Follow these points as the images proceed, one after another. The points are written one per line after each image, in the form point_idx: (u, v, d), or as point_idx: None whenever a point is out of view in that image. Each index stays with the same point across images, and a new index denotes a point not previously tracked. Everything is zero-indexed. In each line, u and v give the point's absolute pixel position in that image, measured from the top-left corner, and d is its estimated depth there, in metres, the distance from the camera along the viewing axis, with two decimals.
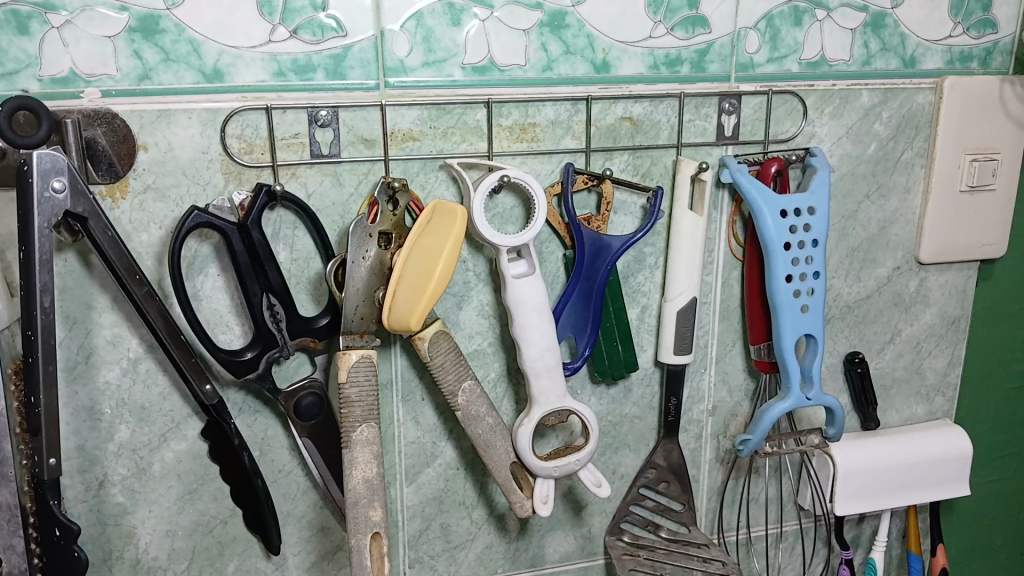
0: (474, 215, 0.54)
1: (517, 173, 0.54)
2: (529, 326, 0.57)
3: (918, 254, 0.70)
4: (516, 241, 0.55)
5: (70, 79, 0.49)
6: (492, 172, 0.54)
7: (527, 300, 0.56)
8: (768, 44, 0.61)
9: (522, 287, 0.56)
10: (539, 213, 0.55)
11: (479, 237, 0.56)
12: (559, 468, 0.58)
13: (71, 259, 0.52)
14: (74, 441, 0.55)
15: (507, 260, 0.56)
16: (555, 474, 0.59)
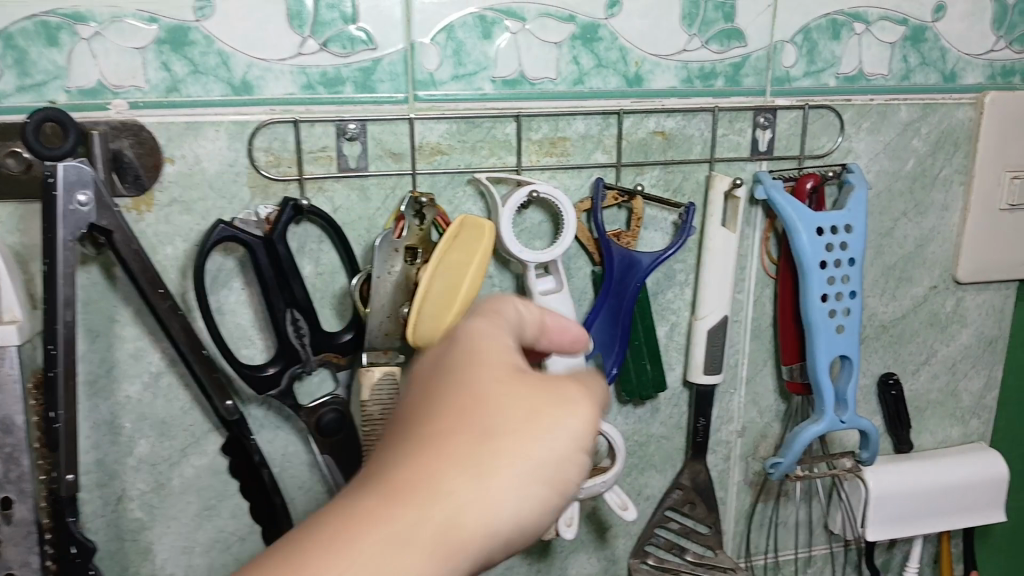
0: (501, 232, 0.53)
1: (546, 188, 0.53)
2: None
3: (955, 273, 0.68)
4: (544, 257, 0.54)
5: (97, 90, 0.49)
6: (520, 188, 0.53)
7: (556, 316, 0.55)
8: (805, 58, 0.60)
9: (552, 303, 0.55)
10: (568, 229, 0.54)
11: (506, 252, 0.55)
12: (584, 490, 0.57)
13: (94, 272, 0.51)
14: (94, 455, 0.55)
15: (534, 278, 0.55)
16: (580, 497, 0.57)
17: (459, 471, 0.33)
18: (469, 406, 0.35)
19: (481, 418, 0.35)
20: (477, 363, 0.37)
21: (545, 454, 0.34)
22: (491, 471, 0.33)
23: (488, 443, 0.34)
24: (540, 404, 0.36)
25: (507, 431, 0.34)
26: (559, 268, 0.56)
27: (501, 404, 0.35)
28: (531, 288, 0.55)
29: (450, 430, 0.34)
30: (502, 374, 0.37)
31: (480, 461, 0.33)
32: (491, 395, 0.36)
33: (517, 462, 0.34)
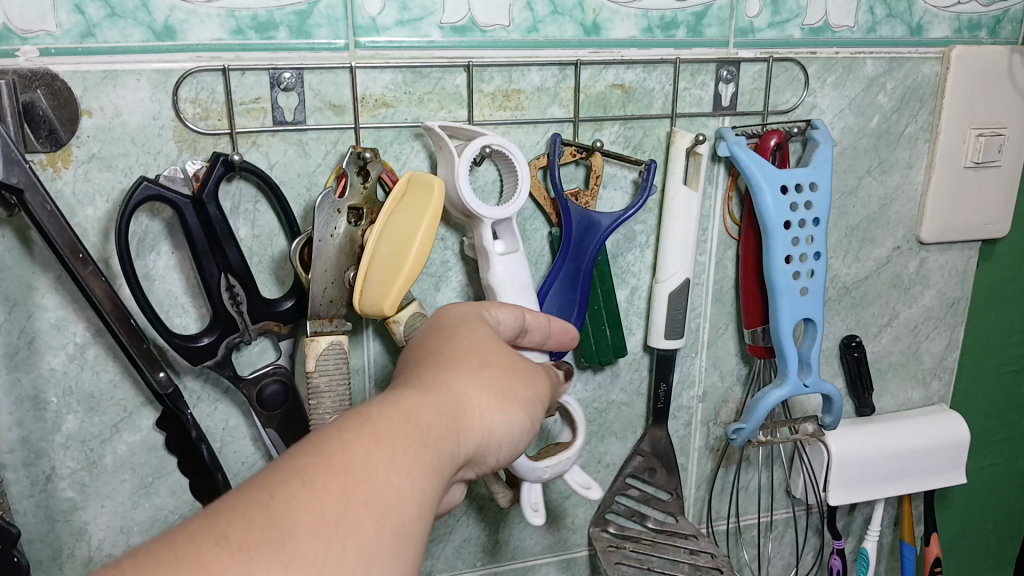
0: (461, 185, 0.49)
1: (500, 141, 0.50)
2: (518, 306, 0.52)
3: (919, 233, 0.67)
4: (503, 214, 0.51)
5: (3, 35, 0.44)
6: (477, 140, 0.50)
7: (513, 278, 0.52)
8: (769, 8, 0.57)
9: (509, 264, 0.52)
10: (524, 186, 0.51)
11: (460, 210, 0.51)
12: (549, 468, 0.53)
13: (9, 236, 0.47)
14: (18, 432, 0.51)
15: (491, 238, 0.51)
16: (546, 475, 0.53)
17: (448, 393, 0.38)
18: (463, 356, 0.41)
19: (472, 363, 0.40)
20: (467, 329, 0.43)
21: (519, 397, 0.41)
22: (474, 403, 0.39)
23: (474, 380, 0.39)
24: (518, 363, 0.42)
25: (489, 377, 0.40)
26: (514, 228, 0.52)
27: (485, 361, 0.41)
28: (488, 248, 0.52)
29: (445, 368, 0.39)
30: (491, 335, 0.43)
31: (466, 392, 0.39)
32: (479, 350, 0.41)
33: (498, 397, 0.40)
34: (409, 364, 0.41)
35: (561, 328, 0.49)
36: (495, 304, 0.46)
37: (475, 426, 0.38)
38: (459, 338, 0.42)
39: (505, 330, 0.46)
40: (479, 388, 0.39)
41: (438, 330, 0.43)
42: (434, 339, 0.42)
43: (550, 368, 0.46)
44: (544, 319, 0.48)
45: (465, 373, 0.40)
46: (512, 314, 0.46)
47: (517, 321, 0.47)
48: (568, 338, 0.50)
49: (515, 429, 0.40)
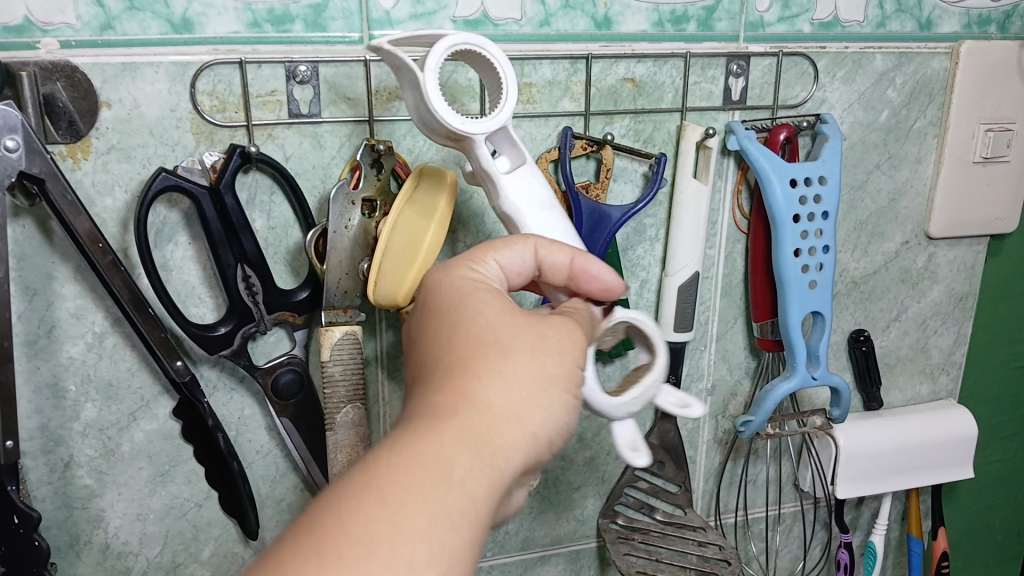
0: (431, 99, 0.41)
1: (467, 39, 0.42)
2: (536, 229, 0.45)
3: (927, 228, 0.67)
4: (492, 123, 0.43)
5: (24, 28, 0.45)
6: (437, 42, 0.41)
7: (523, 198, 0.45)
8: (779, 2, 0.57)
9: (516, 182, 0.45)
10: (508, 81, 0.43)
11: (440, 130, 0.43)
12: (637, 400, 0.45)
13: (29, 225, 0.48)
14: (37, 420, 0.52)
15: (488, 155, 0.44)
16: (635, 409, 0.45)
17: (474, 398, 0.36)
18: (479, 347, 0.38)
19: (490, 352, 0.38)
20: (473, 305, 0.40)
21: (555, 380, 0.39)
22: (508, 397, 0.37)
23: (498, 371, 0.37)
24: (546, 340, 0.39)
25: (512, 376, 0.37)
26: (514, 135, 0.45)
27: (506, 343, 0.39)
28: (490, 168, 0.45)
29: (463, 366, 0.38)
30: (506, 308, 0.40)
31: (492, 387, 0.37)
32: (495, 331, 0.39)
33: (529, 384, 0.38)
34: (426, 362, 0.40)
35: (582, 265, 0.43)
36: (493, 246, 0.43)
37: (515, 423, 0.36)
38: (467, 321, 0.40)
39: (513, 275, 0.43)
40: (507, 391, 0.37)
41: (442, 309, 0.41)
42: (439, 326, 0.40)
43: (580, 318, 0.43)
44: (555, 250, 0.43)
45: (485, 366, 0.37)
46: (519, 254, 0.43)
47: (528, 260, 0.43)
48: (597, 276, 0.43)
49: (560, 412, 0.38)
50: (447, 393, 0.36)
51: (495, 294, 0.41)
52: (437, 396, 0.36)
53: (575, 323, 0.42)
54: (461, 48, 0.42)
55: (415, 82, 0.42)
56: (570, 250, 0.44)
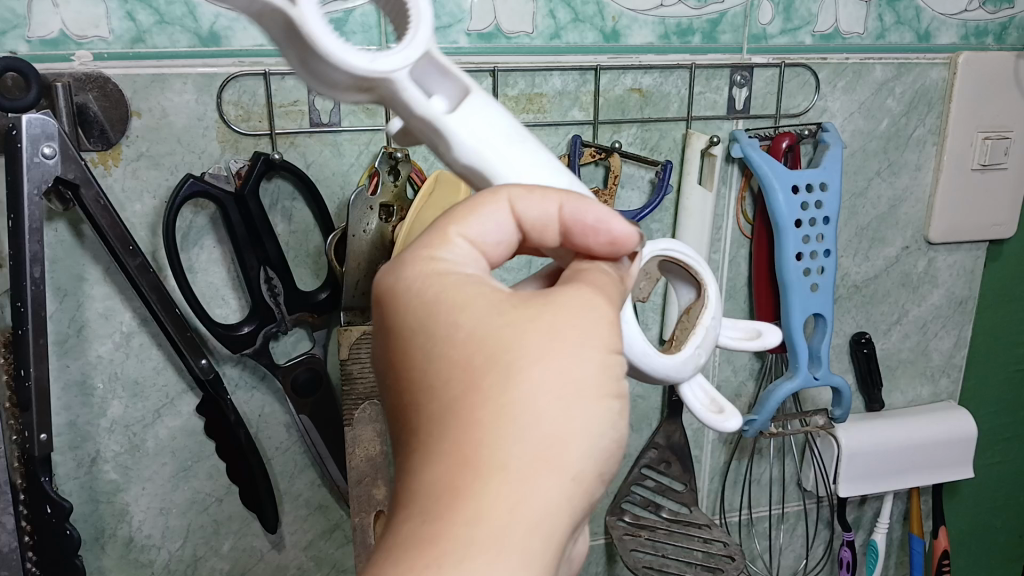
0: (319, 40, 0.27)
1: None
2: (512, 172, 0.34)
3: (927, 233, 0.69)
4: (416, 52, 0.30)
5: (60, 41, 0.47)
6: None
7: (483, 137, 0.33)
8: (781, 15, 0.59)
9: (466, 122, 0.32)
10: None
11: (346, 82, 0.30)
12: (701, 345, 0.40)
13: (62, 228, 0.50)
14: (66, 416, 0.54)
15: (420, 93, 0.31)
16: (700, 357, 0.40)
17: (480, 458, 0.28)
18: (466, 377, 0.30)
19: (484, 377, 0.29)
20: (450, 316, 0.31)
21: (583, 385, 0.29)
22: (529, 436, 0.28)
23: (502, 407, 0.29)
24: (556, 338, 0.30)
25: (522, 412, 0.29)
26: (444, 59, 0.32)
27: (502, 360, 0.29)
28: (430, 112, 0.32)
29: (456, 406, 0.29)
30: (496, 305, 0.31)
31: (499, 428, 0.28)
32: (483, 341, 0.30)
33: (549, 403, 0.29)
34: (416, 406, 0.31)
35: (578, 211, 0.32)
36: (457, 216, 0.33)
37: (546, 468, 0.28)
38: (447, 340, 0.31)
39: (493, 246, 0.33)
40: (522, 428, 0.28)
41: (417, 332, 0.32)
42: (417, 353, 0.31)
43: (603, 287, 0.32)
44: (538, 197, 0.32)
45: (483, 404, 0.29)
46: (495, 217, 0.33)
47: (507, 220, 0.33)
48: (598, 223, 0.33)
49: (601, 421, 0.30)
50: (446, 458, 0.28)
51: (479, 287, 0.32)
52: (435, 465, 0.29)
53: (596, 293, 0.31)
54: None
55: (282, 26, 0.28)
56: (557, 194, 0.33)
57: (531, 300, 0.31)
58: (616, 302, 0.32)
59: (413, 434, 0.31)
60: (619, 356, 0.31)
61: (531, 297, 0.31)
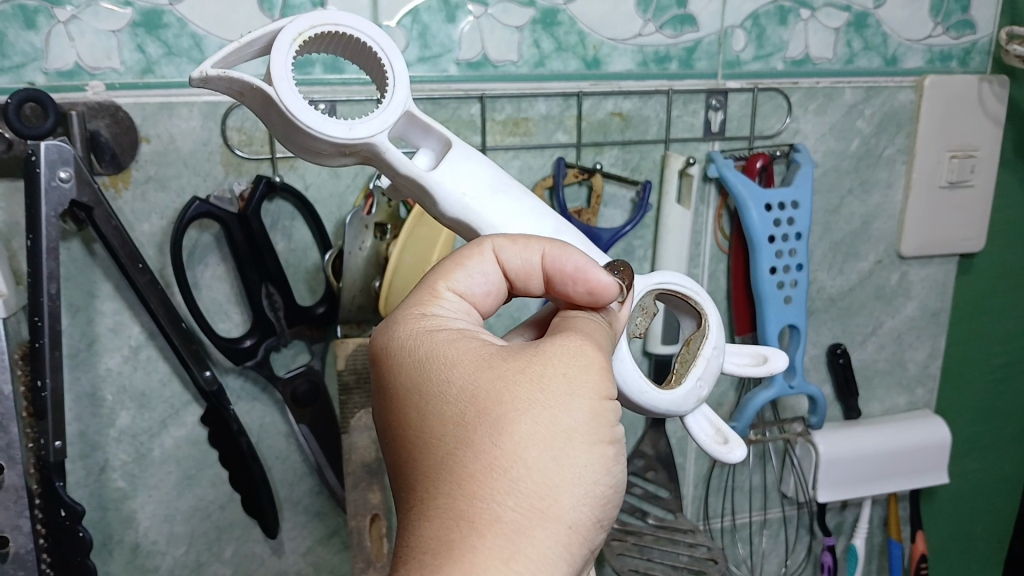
0: (296, 113, 0.34)
1: (312, 19, 0.35)
2: (497, 217, 0.40)
3: (899, 248, 0.72)
4: (390, 115, 0.37)
5: (74, 72, 0.51)
6: (276, 40, 0.34)
7: (464, 186, 0.39)
8: (754, 43, 0.63)
9: (446, 173, 0.39)
10: (390, 61, 0.37)
11: (332, 149, 0.37)
12: (702, 379, 0.43)
13: (75, 247, 0.53)
14: (77, 426, 0.57)
15: (400, 152, 0.38)
16: (701, 391, 0.43)
17: (475, 510, 0.31)
18: (460, 428, 0.33)
19: (477, 429, 0.32)
20: (444, 373, 0.35)
21: (572, 433, 0.32)
22: (522, 486, 0.31)
23: (495, 458, 0.32)
24: (545, 389, 0.33)
25: (516, 459, 0.31)
26: (421, 117, 0.39)
27: (493, 412, 0.33)
28: (412, 168, 0.39)
29: (451, 459, 0.33)
30: (487, 360, 0.34)
31: (493, 478, 0.31)
32: (475, 394, 0.33)
33: (540, 452, 0.32)
34: (414, 461, 0.34)
35: (555, 259, 0.37)
36: (447, 271, 0.39)
37: (540, 517, 0.31)
38: (442, 395, 0.34)
39: (481, 297, 0.39)
40: (517, 477, 0.31)
41: (415, 389, 0.35)
42: (415, 409, 0.35)
43: (589, 332, 0.36)
44: (519, 247, 0.38)
45: (477, 456, 0.32)
46: (482, 269, 0.39)
47: (492, 273, 0.39)
48: (576, 270, 0.37)
49: (592, 467, 0.32)
50: (444, 511, 0.31)
51: (471, 345, 0.36)
52: (433, 518, 0.31)
53: (582, 341, 0.35)
54: (309, 35, 0.35)
55: (265, 101, 0.35)
56: (537, 243, 0.38)
57: (519, 352, 0.35)
58: (602, 349, 0.35)
59: (411, 489, 0.34)
60: (609, 405, 0.34)
61: (517, 351, 0.35)
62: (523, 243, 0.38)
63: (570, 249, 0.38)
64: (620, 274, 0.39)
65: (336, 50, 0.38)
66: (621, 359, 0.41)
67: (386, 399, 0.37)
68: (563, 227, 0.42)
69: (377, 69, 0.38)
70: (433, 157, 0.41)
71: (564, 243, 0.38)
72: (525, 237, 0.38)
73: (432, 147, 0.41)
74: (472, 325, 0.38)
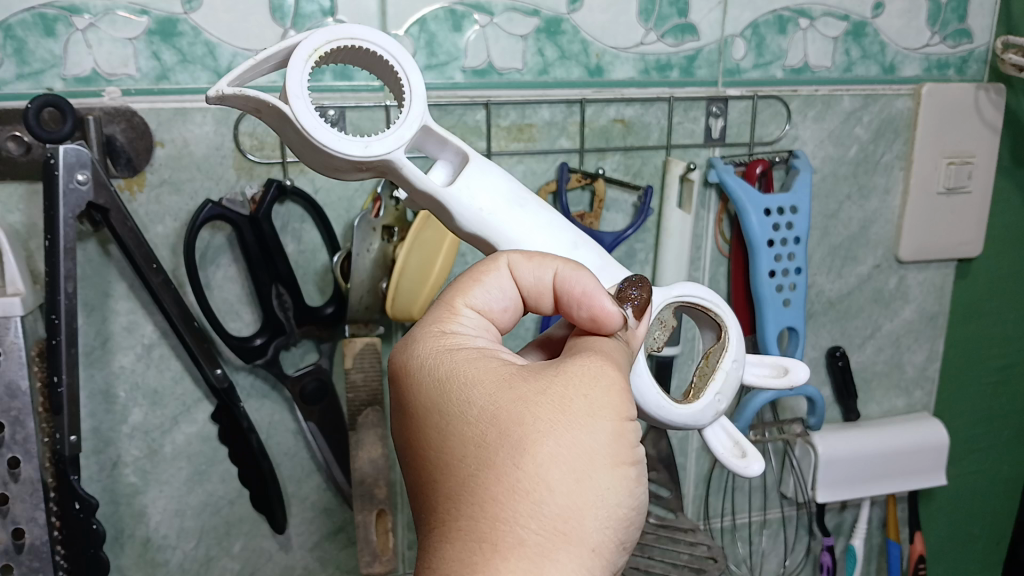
0: (311, 132, 0.35)
1: (330, 37, 0.36)
2: (512, 230, 0.42)
3: (897, 253, 0.74)
4: (404, 133, 0.38)
5: (92, 78, 0.52)
6: (292, 58, 0.35)
7: (481, 200, 0.41)
8: (754, 51, 0.64)
9: (463, 187, 0.41)
10: (407, 75, 0.38)
11: (348, 165, 0.38)
12: (721, 394, 0.44)
13: (91, 248, 0.55)
14: (90, 422, 0.58)
15: (417, 168, 0.39)
16: (719, 406, 0.44)
17: (499, 532, 0.33)
18: (483, 449, 0.35)
19: (499, 451, 0.34)
20: (465, 394, 0.36)
21: (593, 456, 0.34)
22: (545, 508, 0.33)
23: (517, 480, 0.33)
24: (565, 412, 0.34)
25: (539, 481, 0.33)
26: (438, 130, 0.40)
27: (514, 435, 0.34)
28: (428, 184, 0.40)
29: (475, 480, 0.34)
30: (507, 383, 0.36)
31: (515, 501, 0.33)
32: (497, 416, 0.35)
33: (561, 475, 0.33)
34: (438, 481, 0.36)
35: (566, 280, 0.39)
36: (465, 288, 0.41)
37: (563, 539, 0.32)
38: (463, 415, 0.36)
39: (497, 313, 0.41)
40: (540, 500, 0.33)
41: (436, 409, 0.37)
42: (437, 430, 0.37)
43: (605, 351, 0.37)
44: (534, 264, 0.40)
45: (499, 478, 0.33)
46: (498, 286, 0.41)
47: (508, 292, 0.41)
48: (584, 293, 0.38)
49: (613, 489, 0.34)
50: (469, 532, 0.33)
51: (492, 366, 0.37)
52: (460, 539, 0.33)
53: (602, 360, 0.36)
54: (324, 50, 0.36)
55: (281, 119, 0.36)
56: (551, 262, 0.40)
57: (538, 373, 0.36)
58: (620, 368, 0.37)
59: (436, 509, 0.36)
60: (628, 426, 0.35)
61: (538, 371, 0.36)
62: (537, 261, 0.40)
63: (582, 270, 0.39)
64: (639, 289, 0.41)
65: (355, 62, 0.39)
66: (639, 375, 0.42)
67: (409, 418, 0.39)
68: (580, 241, 0.44)
69: (394, 82, 0.39)
70: (449, 170, 0.42)
71: (577, 265, 0.40)
72: (540, 255, 0.40)
73: (449, 160, 0.42)
74: (490, 341, 0.40)
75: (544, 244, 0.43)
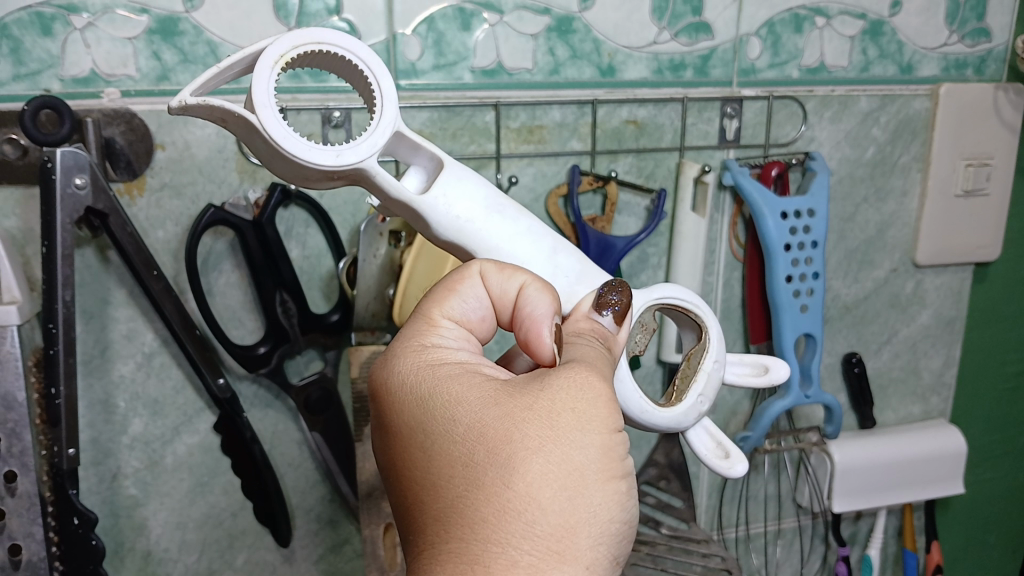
0: (279, 142, 0.35)
1: (297, 41, 0.35)
2: (492, 238, 0.41)
3: (914, 256, 0.72)
4: (377, 139, 0.37)
5: (90, 79, 0.50)
6: (257, 65, 0.34)
7: (458, 208, 0.40)
8: (769, 50, 0.63)
9: (439, 195, 0.40)
10: (378, 80, 0.37)
11: (320, 174, 0.37)
12: (704, 396, 0.43)
13: (90, 254, 0.53)
14: (89, 433, 0.56)
15: (390, 174, 0.38)
16: (703, 408, 0.43)
17: (491, 554, 0.31)
18: (470, 468, 0.33)
19: (488, 470, 0.32)
20: (450, 411, 0.35)
21: (585, 471, 0.32)
22: (539, 527, 0.31)
23: (508, 501, 0.32)
24: (553, 426, 0.32)
25: (531, 500, 0.31)
26: (411, 136, 0.39)
27: (503, 452, 0.32)
28: (403, 191, 0.39)
29: (464, 501, 0.33)
30: (492, 398, 0.34)
31: (506, 522, 0.31)
32: (484, 433, 0.33)
33: (553, 493, 0.31)
34: (425, 503, 0.34)
35: (528, 299, 0.38)
36: (440, 299, 0.39)
37: (558, 558, 0.31)
38: (449, 434, 0.34)
39: (477, 322, 0.40)
40: (532, 520, 0.31)
41: (420, 428, 0.35)
42: (423, 450, 0.35)
43: (586, 360, 0.35)
44: (503, 276, 0.39)
45: (489, 499, 0.32)
46: (475, 295, 0.40)
47: (485, 301, 0.40)
48: (530, 316, 0.37)
49: (605, 505, 0.32)
50: (459, 555, 0.32)
51: (476, 381, 0.35)
52: (451, 562, 0.32)
53: (588, 370, 0.34)
54: (290, 56, 0.35)
55: (246, 126, 0.35)
56: (521, 275, 0.39)
57: (522, 387, 0.34)
58: (605, 378, 0.35)
59: (424, 531, 0.34)
60: (617, 439, 0.33)
61: (522, 385, 0.34)
62: (509, 272, 0.39)
63: (546, 293, 0.38)
64: (618, 294, 0.40)
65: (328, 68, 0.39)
66: (621, 381, 0.41)
67: (393, 437, 0.37)
68: (560, 247, 0.42)
69: (364, 86, 0.38)
70: (421, 178, 0.42)
71: (545, 285, 0.38)
72: (511, 266, 0.39)
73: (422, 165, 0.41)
74: (472, 351, 0.39)
75: (524, 251, 0.41)
